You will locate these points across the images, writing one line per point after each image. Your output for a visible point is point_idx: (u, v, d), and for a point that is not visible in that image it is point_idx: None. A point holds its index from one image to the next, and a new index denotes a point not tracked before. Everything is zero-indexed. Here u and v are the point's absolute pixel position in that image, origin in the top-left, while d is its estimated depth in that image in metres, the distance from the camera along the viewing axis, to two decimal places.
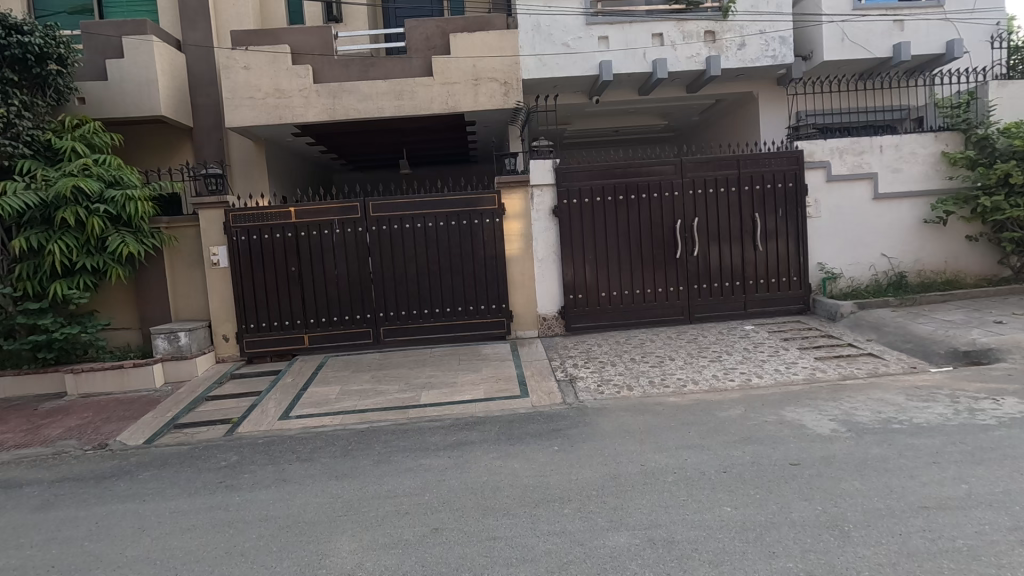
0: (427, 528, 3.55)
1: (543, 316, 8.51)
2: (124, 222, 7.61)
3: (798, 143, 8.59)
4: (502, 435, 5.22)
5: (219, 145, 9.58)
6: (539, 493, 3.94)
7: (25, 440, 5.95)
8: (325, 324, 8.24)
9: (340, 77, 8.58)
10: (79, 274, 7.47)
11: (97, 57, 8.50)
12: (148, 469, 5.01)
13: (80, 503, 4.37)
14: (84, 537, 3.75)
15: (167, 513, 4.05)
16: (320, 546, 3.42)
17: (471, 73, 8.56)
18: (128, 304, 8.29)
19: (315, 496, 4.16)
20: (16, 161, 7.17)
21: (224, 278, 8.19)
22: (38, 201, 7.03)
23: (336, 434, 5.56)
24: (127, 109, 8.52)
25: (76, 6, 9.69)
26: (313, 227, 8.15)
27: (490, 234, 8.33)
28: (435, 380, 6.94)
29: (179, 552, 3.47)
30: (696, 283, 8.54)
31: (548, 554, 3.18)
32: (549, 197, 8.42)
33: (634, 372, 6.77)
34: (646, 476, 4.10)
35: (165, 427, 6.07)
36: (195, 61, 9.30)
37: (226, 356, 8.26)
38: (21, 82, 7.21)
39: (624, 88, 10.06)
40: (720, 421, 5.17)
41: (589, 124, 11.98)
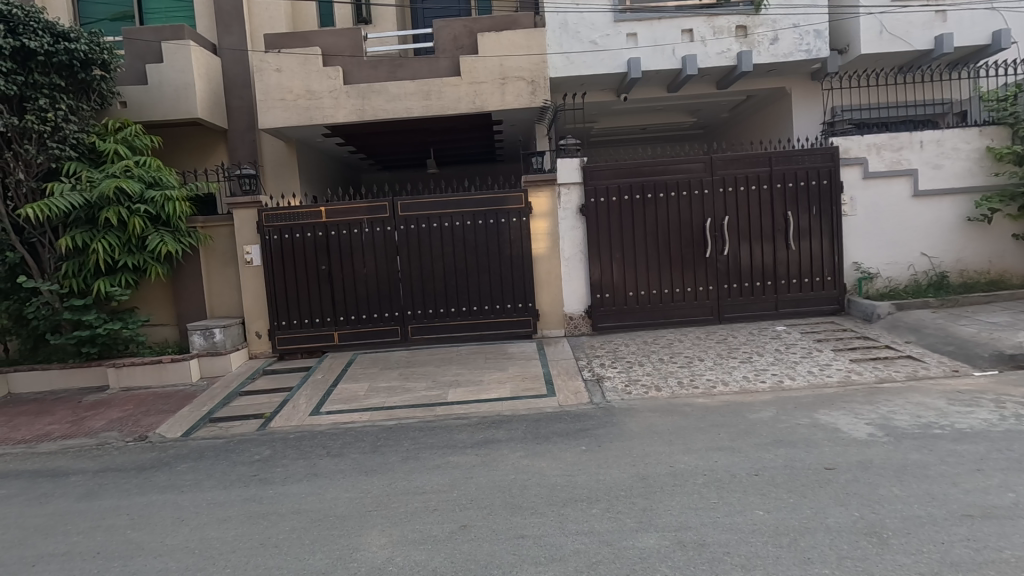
0: (456, 525, 3.57)
1: (570, 315, 8.49)
2: (162, 222, 7.86)
3: (833, 139, 8.36)
4: (529, 434, 5.22)
5: (253, 146, 9.80)
6: (567, 493, 3.94)
7: (70, 431, 6.20)
8: (355, 322, 8.37)
9: (369, 78, 8.70)
10: (121, 272, 7.74)
11: (138, 63, 8.80)
12: (185, 461, 5.18)
13: (122, 492, 4.54)
14: (127, 526, 3.89)
15: (204, 504, 4.18)
16: (351, 540, 3.47)
17: (499, 72, 8.58)
18: (165, 301, 8.53)
19: (346, 491, 4.23)
20: (62, 163, 7.46)
21: (257, 276, 8.38)
22: (83, 201, 7.30)
23: (365, 430, 5.66)
24: (166, 112, 8.79)
25: (117, 13, 10.02)
26: (343, 226, 8.28)
27: (516, 232, 8.33)
28: (462, 378, 6.99)
29: (216, 542, 3.57)
30: (726, 283, 8.40)
31: (577, 554, 3.17)
32: (576, 195, 8.38)
33: (662, 372, 6.70)
34: (674, 477, 4.07)
35: (201, 421, 6.26)
36: (229, 64, 9.54)
37: (259, 352, 8.45)
38: (68, 87, 7.47)
39: (653, 86, 9.94)
40: (751, 423, 5.08)
41: (616, 122, 11.90)
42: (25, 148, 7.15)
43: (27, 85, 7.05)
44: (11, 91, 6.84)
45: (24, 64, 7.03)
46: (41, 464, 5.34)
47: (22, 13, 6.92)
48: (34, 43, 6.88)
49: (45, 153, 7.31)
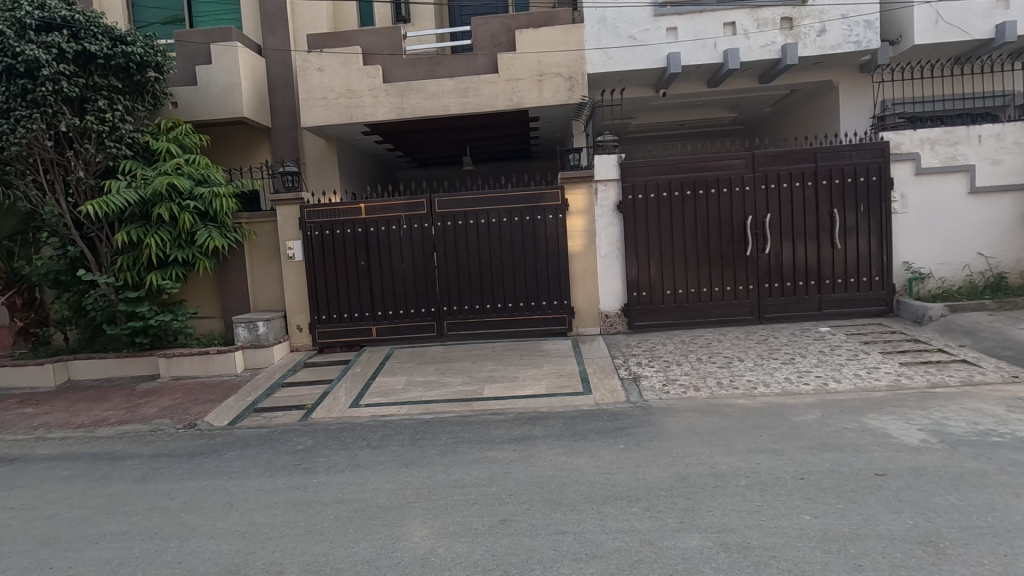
0: (496, 519, 3.60)
1: (606, 313, 8.43)
2: (210, 218, 8.15)
3: (884, 134, 8.05)
4: (566, 431, 5.21)
5: (295, 144, 10.03)
6: (606, 490, 3.92)
7: (126, 417, 6.50)
8: (393, 317, 8.51)
9: (408, 77, 8.80)
10: (172, 266, 8.07)
11: (189, 64, 9.11)
12: (233, 449, 5.36)
13: (175, 476, 4.74)
14: (181, 508, 4.06)
15: (252, 491, 4.33)
16: (393, 530, 3.54)
17: (536, 69, 8.57)
18: (212, 294, 8.83)
19: (387, 482, 4.31)
20: (119, 161, 7.80)
21: (298, 270, 8.59)
22: (138, 198, 7.63)
23: (403, 423, 5.76)
24: (214, 111, 9.09)
25: (168, 16, 10.41)
26: (382, 223, 8.42)
27: (552, 230, 8.32)
28: (498, 374, 7.03)
29: (265, 527, 3.70)
30: (767, 282, 8.20)
31: (617, 551, 3.16)
32: (614, 192, 8.30)
33: (700, 372, 6.59)
34: (716, 478, 4.01)
35: (246, 411, 6.47)
36: (273, 64, 9.79)
37: (300, 345, 8.67)
38: (125, 89, 7.80)
39: (693, 81, 9.76)
40: (795, 426, 4.95)
41: (653, 118, 11.76)
42: (85, 147, 7.50)
43: (88, 87, 7.38)
44: (73, 93, 7.17)
45: (85, 67, 7.37)
46: (100, 447, 5.63)
47: (84, 18, 7.26)
48: (95, 46, 7.21)
49: (104, 152, 7.65)
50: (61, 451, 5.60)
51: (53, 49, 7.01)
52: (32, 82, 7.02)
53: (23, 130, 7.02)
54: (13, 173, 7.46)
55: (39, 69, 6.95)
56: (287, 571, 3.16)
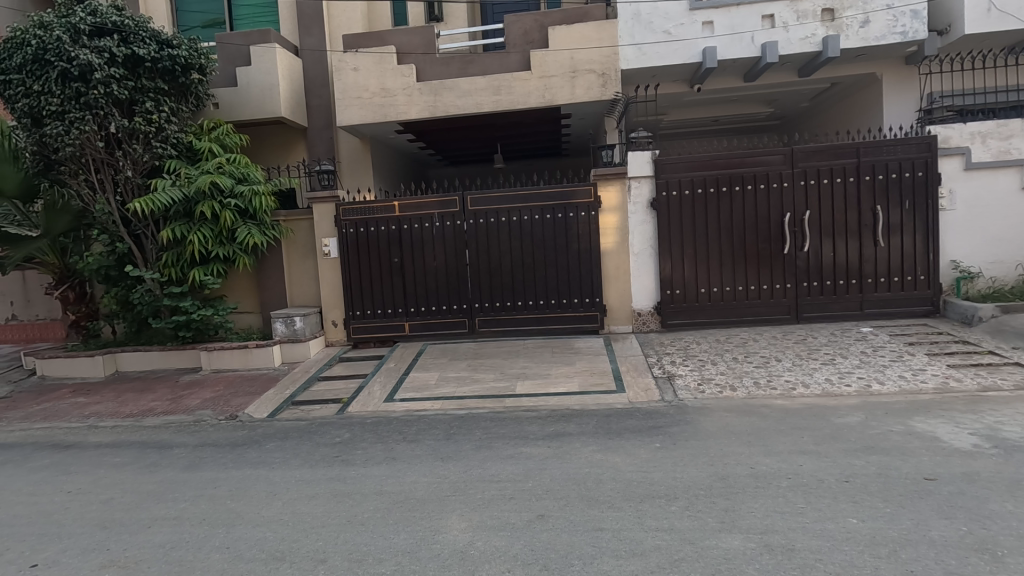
0: (533, 514, 3.62)
1: (638, 311, 8.36)
2: (250, 215, 8.39)
3: (931, 128, 7.77)
4: (600, 429, 5.19)
5: (330, 143, 10.22)
6: (643, 489, 3.89)
7: (170, 408, 6.74)
8: (425, 313, 8.59)
9: (441, 75, 8.87)
10: (213, 262, 8.32)
11: (229, 66, 9.36)
12: (273, 440, 5.50)
13: (220, 465, 4.89)
14: (226, 497, 4.19)
15: (293, 481, 4.44)
16: (433, 523, 3.58)
17: (569, 66, 8.53)
18: (250, 290, 9.07)
19: (423, 476, 4.36)
20: (165, 161, 8.08)
21: (333, 267, 8.75)
22: (182, 196, 7.88)
23: (437, 418, 5.82)
24: (254, 111, 9.33)
25: (209, 20, 10.69)
26: (415, 220, 8.51)
27: (585, 228, 8.28)
28: (530, 371, 7.04)
29: (307, 517, 3.78)
30: (805, 281, 8.01)
31: (657, 549, 3.13)
32: (647, 188, 8.20)
33: (736, 371, 6.48)
34: (756, 479, 3.94)
35: (284, 404, 6.63)
36: (310, 65, 9.99)
37: (335, 340, 8.84)
38: (170, 91, 8.06)
39: (729, 75, 9.58)
40: (837, 428, 4.83)
41: (687, 114, 11.59)
42: (134, 147, 7.77)
43: (136, 89, 7.64)
44: (123, 95, 7.43)
45: (134, 70, 7.63)
46: (148, 436, 5.84)
47: (133, 23, 7.54)
48: (143, 50, 7.46)
49: (150, 152, 7.92)
50: (112, 439, 5.83)
51: (105, 54, 7.26)
52: (85, 86, 7.27)
53: (77, 131, 7.29)
54: (67, 172, 7.77)
55: (92, 72, 7.22)
56: (331, 559, 3.23)
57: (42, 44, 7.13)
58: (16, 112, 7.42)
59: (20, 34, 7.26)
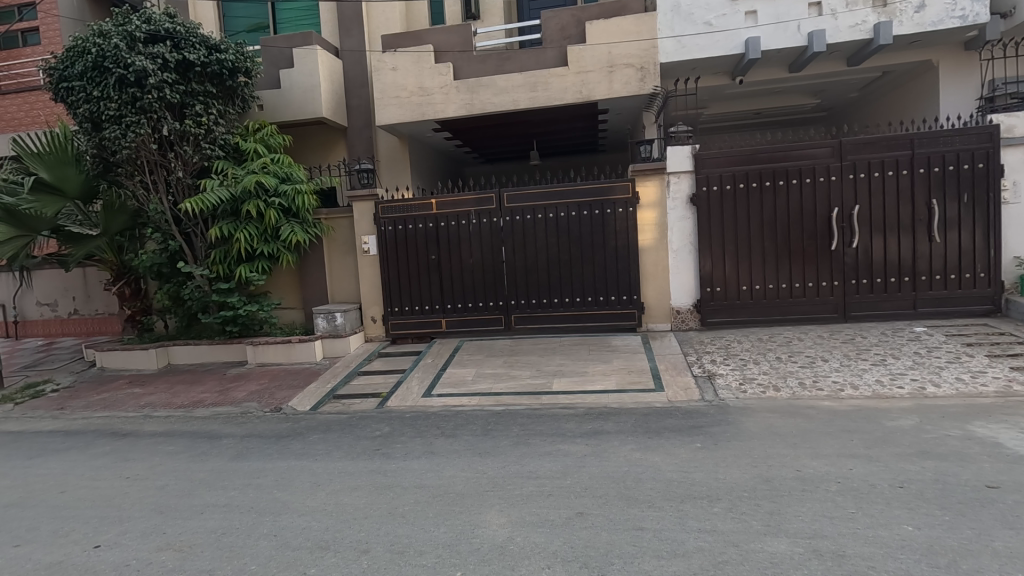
0: (572, 511, 3.61)
1: (677, 309, 8.22)
2: (293, 214, 8.63)
3: (993, 116, 7.37)
4: (639, 428, 5.13)
5: (370, 142, 10.39)
6: (684, 489, 3.83)
7: (219, 399, 7.00)
8: (461, 310, 8.66)
9: (478, 73, 8.90)
10: (258, 260, 8.59)
11: (273, 68, 9.63)
12: (316, 432, 5.65)
13: (266, 456, 5.05)
14: (273, 486, 4.32)
15: (336, 472, 4.55)
16: (472, 517, 3.61)
17: (606, 60, 8.45)
18: (293, 286, 9.33)
19: (462, 471, 4.40)
20: (213, 162, 8.38)
21: (372, 264, 8.91)
22: (230, 196, 8.16)
23: (475, 413, 5.86)
24: (296, 112, 9.57)
25: (254, 24, 11.01)
26: (452, 217, 8.58)
27: (622, 224, 8.19)
28: (566, 368, 7.01)
29: (350, 508, 3.87)
30: (853, 278, 7.72)
31: (700, 551, 3.07)
32: (686, 184, 8.04)
33: (780, 371, 6.29)
34: (803, 482, 3.82)
35: (326, 397, 6.79)
36: (350, 66, 10.18)
37: (374, 336, 9.01)
38: (218, 94, 8.35)
39: (773, 66, 9.29)
40: (889, 431, 4.64)
41: (727, 108, 11.32)
42: (185, 149, 8.08)
43: (187, 93, 7.95)
44: (175, 99, 7.74)
45: (185, 75, 7.94)
46: (198, 427, 6.09)
47: (184, 29, 7.84)
48: (193, 55, 7.76)
49: (200, 153, 8.22)
50: (166, 429, 6.10)
51: (158, 60, 7.58)
52: (140, 91, 7.60)
53: (132, 134, 7.62)
54: (124, 173, 8.13)
55: (146, 78, 7.53)
56: (373, 550, 3.30)
57: (101, 52, 7.49)
58: (79, 118, 7.82)
59: (81, 43, 7.64)
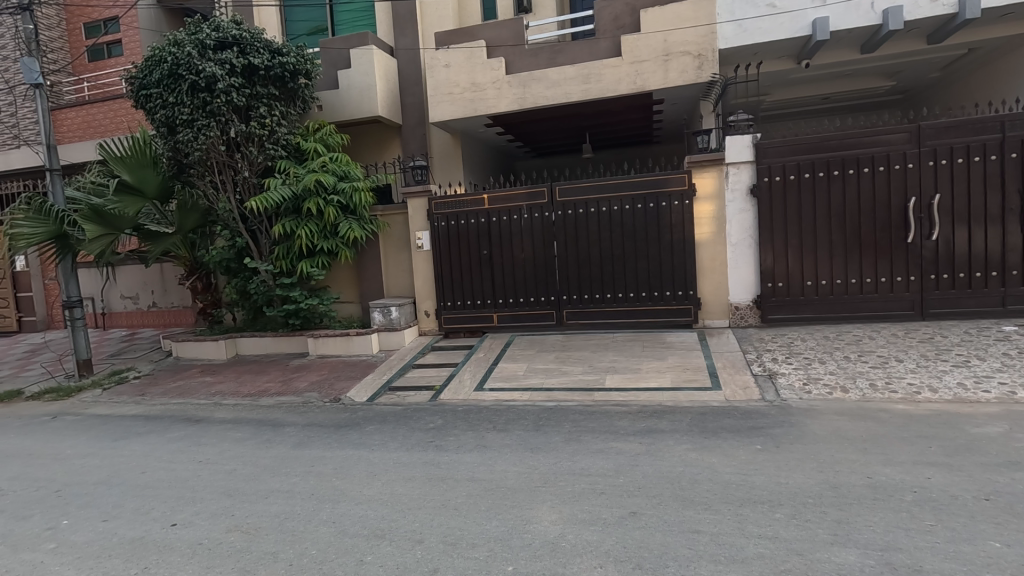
0: (625, 511, 3.54)
1: (735, 305, 7.92)
2: (350, 210, 8.93)
3: None
4: (695, 427, 4.98)
5: (423, 139, 10.55)
6: (743, 492, 3.69)
7: (282, 389, 7.33)
8: (514, 305, 8.68)
9: (530, 66, 8.85)
10: (319, 255, 8.92)
11: (332, 70, 9.93)
12: (372, 423, 5.82)
13: (326, 445, 5.24)
14: (332, 474, 4.48)
15: (391, 462, 4.67)
16: (525, 512, 3.62)
17: (662, 49, 8.21)
18: (351, 281, 9.64)
19: (514, 465, 4.41)
20: (277, 162, 8.75)
21: (426, 259, 9.06)
22: (292, 194, 8.51)
23: (527, 408, 5.87)
24: (353, 111, 9.84)
25: (313, 27, 11.39)
26: (504, 212, 8.59)
27: (678, 217, 7.95)
28: (619, 364, 6.90)
29: (405, 498, 3.96)
30: (932, 273, 7.19)
31: (761, 558, 2.95)
32: (746, 175, 7.71)
33: (848, 372, 5.95)
34: (874, 490, 3.59)
35: (382, 389, 6.98)
36: (404, 65, 10.37)
37: (428, 330, 9.17)
38: (280, 96, 8.71)
39: (843, 47, 8.75)
40: (973, 438, 4.29)
41: (791, 93, 10.79)
42: (251, 150, 8.47)
43: (252, 96, 8.32)
44: (241, 103, 8.12)
45: (250, 79, 8.31)
46: (263, 415, 6.39)
47: (249, 35, 8.21)
48: (258, 60, 8.13)
49: (264, 153, 8.60)
50: (234, 416, 6.45)
51: (226, 65, 7.97)
52: (210, 95, 8.01)
53: (203, 137, 8.03)
54: (196, 174, 8.59)
55: (215, 83, 7.94)
56: (427, 541, 3.36)
57: (175, 60, 7.95)
58: (157, 122, 8.35)
59: (157, 52, 8.13)
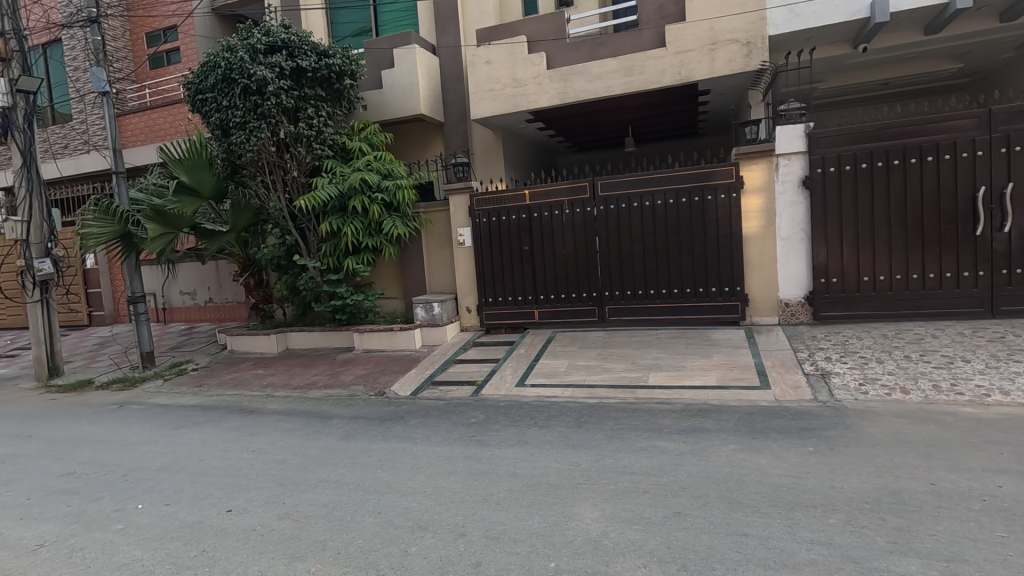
0: (670, 511, 3.47)
1: (786, 302, 7.64)
2: (394, 208, 9.10)
3: None
4: (743, 427, 4.83)
5: (465, 136, 10.62)
6: (795, 495, 3.56)
7: (329, 382, 7.55)
8: (555, 301, 8.63)
9: (572, 60, 8.77)
10: (364, 252, 9.11)
11: (376, 70, 10.12)
12: (415, 417, 5.92)
13: (371, 437, 5.37)
14: (377, 466, 4.58)
15: (434, 456, 4.73)
16: (567, 509, 3.60)
17: (708, 38, 7.98)
18: (395, 277, 9.84)
19: (556, 462, 4.40)
20: (324, 161, 9.00)
21: (467, 256, 9.12)
22: (339, 192, 8.73)
23: (568, 405, 5.84)
24: (396, 110, 10.00)
25: (358, 28, 11.63)
26: (545, 208, 8.56)
27: (724, 211, 7.73)
28: (663, 362, 6.77)
29: (447, 491, 4.01)
30: (1003, 267, 6.77)
31: (814, 564, 2.84)
32: (798, 166, 7.41)
33: (908, 372, 5.65)
34: (939, 498, 3.39)
35: (424, 383, 7.10)
36: (446, 63, 10.47)
37: (469, 325, 9.25)
38: (327, 97, 8.95)
39: (905, 29, 8.30)
40: None
41: (847, 80, 10.30)
42: (299, 150, 8.73)
43: (300, 98, 8.58)
44: (290, 104, 8.38)
45: (298, 81, 8.57)
46: (312, 407, 6.60)
47: (297, 39, 8.47)
48: (305, 62, 8.38)
49: (312, 153, 8.85)
50: (285, 408, 6.69)
51: (276, 68, 8.24)
52: (261, 98, 8.30)
53: (255, 139, 8.33)
54: (248, 174, 8.90)
55: (266, 86, 8.22)
56: (469, 534, 3.39)
57: (229, 65, 8.28)
58: (212, 125, 8.70)
59: (212, 58, 8.48)
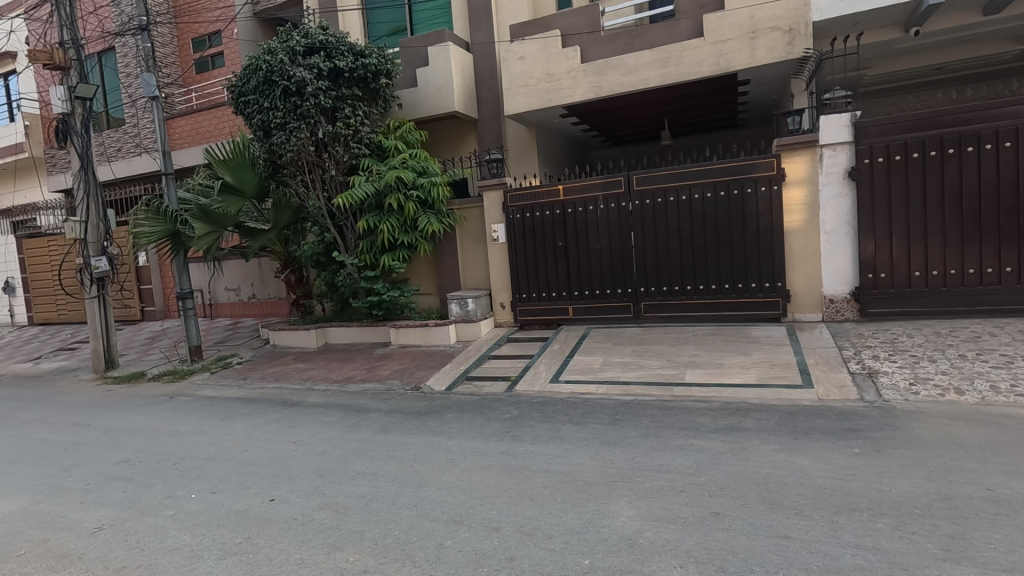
0: (707, 511, 3.41)
1: (830, 298, 7.38)
2: (429, 205, 9.21)
3: None
4: (784, 427, 4.70)
5: (498, 132, 10.63)
6: (839, 497, 3.44)
7: (366, 376, 7.71)
8: (589, 297, 8.58)
9: (606, 53, 8.66)
10: (400, 249, 9.25)
11: (411, 68, 10.23)
12: (450, 412, 5.98)
13: (407, 431, 5.46)
14: (413, 460, 4.65)
15: (468, 451, 4.78)
16: (601, 506, 3.58)
17: (748, 26, 7.75)
18: (430, 273, 9.95)
19: (590, 459, 4.37)
20: (361, 160, 9.16)
21: (501, 252, 9.14)
22: (375, 190, 8.89)
23: (603, 402, 5.79)
24: (431, 108, 10.08)
25: (393, 28, 11.76)
26: (579, 203, 8.50)
27: (765, 205, 7.51)
28: (700, 359, 6.64)
29: (481, 486, 4.04)
30: None
31: (859, 570, 2.74)
32: (844, 157, 7.14)
33: (963, 372, 5.37)
34: (996, 505, 3.22)
35: (459, 378, 7.16)
36: (479, 59, 10.49)
37: (503, 321, 9.28)
38: (363, 96, 9.10)
39: (961, 9, 7.87)
40: None
41: (897, 65, 9.84)
42: (337, 149, 8.92)
43: (338, 98, 8.75)
44: (328, 104, 8.57)
45: (336, 81, 8.74)
46: (350, 400, 6.76)
47: (334, 40, 8.65)
48: (343, 63, 8.55)
49: (349, 152, 9.03)
50: (324, 401, 6.86)
51: (314, 70, 8.44)
52: (300, 99, 8.50)
53: (295, 139, 8.56)
54: (289, 174, 9.15)
55: (305, 87, 8.43)
56: (503, 529, 3.41)
57: (270, 67, 8.52)
58: (253, 126, 8.97)
59: (254, 61, 8.73)
